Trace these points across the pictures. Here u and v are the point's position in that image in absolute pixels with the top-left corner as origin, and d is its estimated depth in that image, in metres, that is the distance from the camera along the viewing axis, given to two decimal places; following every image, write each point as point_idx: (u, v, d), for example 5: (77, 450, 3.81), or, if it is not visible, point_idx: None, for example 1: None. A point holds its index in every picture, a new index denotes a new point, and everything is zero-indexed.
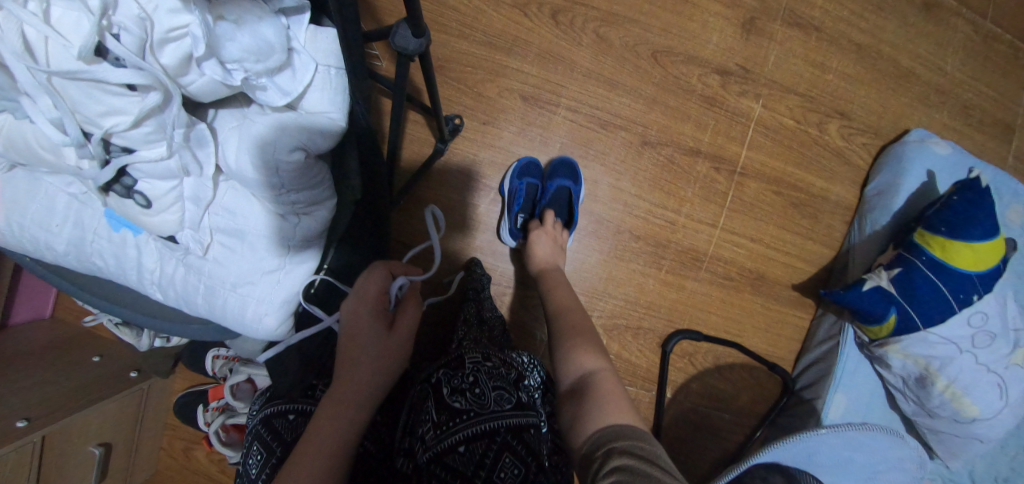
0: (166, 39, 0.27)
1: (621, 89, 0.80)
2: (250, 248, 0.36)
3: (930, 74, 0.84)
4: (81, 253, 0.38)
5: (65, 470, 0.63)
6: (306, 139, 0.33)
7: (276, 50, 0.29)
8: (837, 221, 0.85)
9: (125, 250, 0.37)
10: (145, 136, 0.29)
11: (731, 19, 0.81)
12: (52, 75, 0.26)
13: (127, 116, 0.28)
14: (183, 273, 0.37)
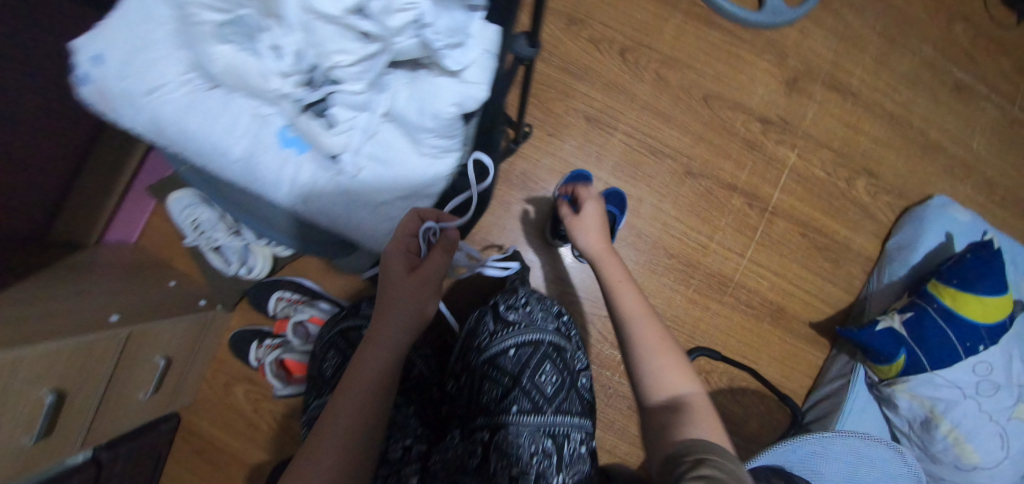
0: (400, 8, 0.36)
1: (672, 123, 0.92)
2: (389, 172, 0.49)
3: (956, 150, 0.92)
4: (252, 162, 0.48)
5: (133, 369, 0.71)
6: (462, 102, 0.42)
7: (469, 35, 0.39)
8: (858, 270, 0.92)
9: (292, 164, 0.49)
10: (359, 73, 0.41)
11: (777, 77, 0.92)
12: (314, 17, 0.37)
13: (355, 55, 0.39)
14: (335, 186, 0.49)
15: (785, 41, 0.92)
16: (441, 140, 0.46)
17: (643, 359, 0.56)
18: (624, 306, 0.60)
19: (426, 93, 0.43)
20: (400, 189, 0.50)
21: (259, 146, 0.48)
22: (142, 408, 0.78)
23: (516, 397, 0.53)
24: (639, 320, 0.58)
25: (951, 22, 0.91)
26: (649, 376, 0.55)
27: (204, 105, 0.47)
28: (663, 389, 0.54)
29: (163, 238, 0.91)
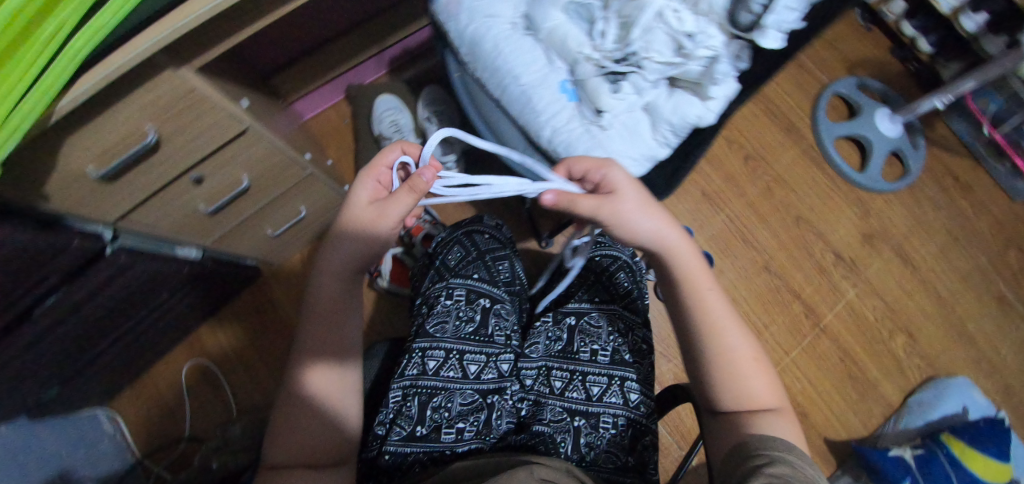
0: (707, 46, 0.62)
1: (766, 225, 1.09)
2: (621, 139, 0.68)
3: (987, 347, 1.05)
4: (534, 91, 0.69)
5: (285, 202, 0.85)
6: (701, 115, 0.65)
7: (729, 77, 0.63)
8: (878, 411, 1.02)
9: (560, 105, 0.69)
10: (655, 69, 0.64)
11: (857, 226, 1.10)
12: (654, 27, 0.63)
13: (662, 58, 0.63)
14: (581, 130, 0.68)
15: (872, 204, 1.12)
16: (671, 133, 0.67)
17: (724, 376, 0.53)
18: (702, 318, 0.54)
19: (681, 100, 0.66)
20: (630, 152, 0.67)
21: (544, 85, 0.70)
22: (261, 240, 0.90)
23: (596, 291, 0.74)
24: (724, 334, 0.54)
25: (1005, 246, 1.10)
26: (727, 390, 0.53)
27: (527, 47, 0.71)
28: (744, 401, 0.52)
29: (327, 126, 1.05)
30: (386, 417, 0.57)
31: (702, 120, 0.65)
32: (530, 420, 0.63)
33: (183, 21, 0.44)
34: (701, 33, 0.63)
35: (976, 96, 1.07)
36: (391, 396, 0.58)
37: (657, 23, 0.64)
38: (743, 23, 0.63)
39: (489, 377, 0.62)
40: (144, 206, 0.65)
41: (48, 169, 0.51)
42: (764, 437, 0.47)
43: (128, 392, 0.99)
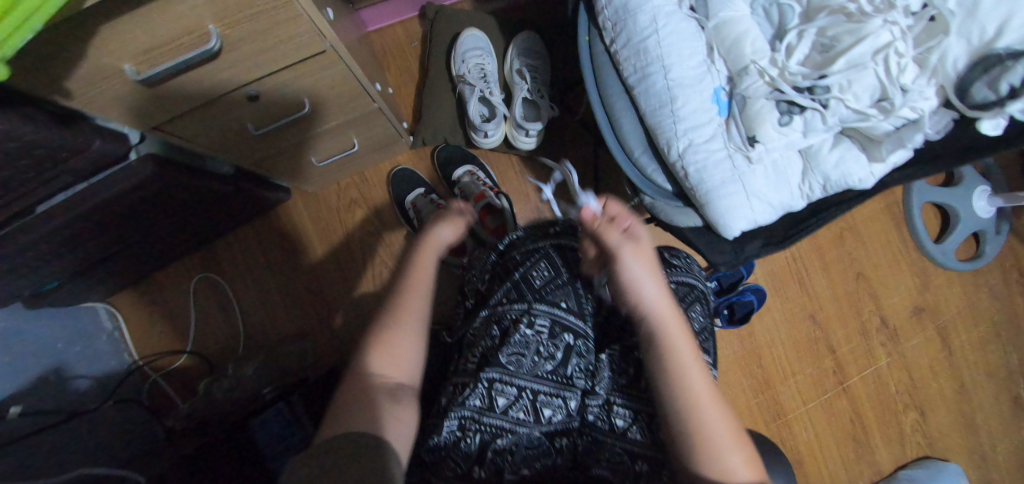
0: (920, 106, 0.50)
1: (826, 274, 1.03)
2: (764, 179, 0.57)
3: (987, 441, 1.07)
4: (682, 92, 0.57)
5: (337, 134, 0.72)
6: (864, 179, 0.54)
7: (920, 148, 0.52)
8: (866, 475, 1.04)
9: (707, 119, 0.57)
10: (840, 111, 0.53)
11: (912, 297, 1.06)
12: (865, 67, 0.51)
13: (856, 105, 0.52)
14: (724, 158, 0.57)
15: (934, 277, 1.07)
16: (820, 188, 0.57)
17: (708, 457, 0.42)
18: (694, 388, 0.44)
19: (850, 153, 0.55)
20: (767, 197, 0.57)
21: (696, 90, 0.57)
22: (301, 167, 0.78)
23: None
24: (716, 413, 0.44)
25: None
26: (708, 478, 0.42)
27: (691, 37, 0.58)
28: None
29: (392, 44, 0.89)
30: (440, 445, 0.52)
31: (863, 186, 0.54)
32: (589, 460, 0.53)
33: None
34: (917, 85, 0.50)
35: None
36: (448, 425, 0.52)
37: (867, 60, 0.52)
38: (967, 91, 0.48)
39: (551, 417, 0.54)
40: (184, 118, 0.51)
41: (73, 64, 0.37)
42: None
43: (128, 289, 0.92)
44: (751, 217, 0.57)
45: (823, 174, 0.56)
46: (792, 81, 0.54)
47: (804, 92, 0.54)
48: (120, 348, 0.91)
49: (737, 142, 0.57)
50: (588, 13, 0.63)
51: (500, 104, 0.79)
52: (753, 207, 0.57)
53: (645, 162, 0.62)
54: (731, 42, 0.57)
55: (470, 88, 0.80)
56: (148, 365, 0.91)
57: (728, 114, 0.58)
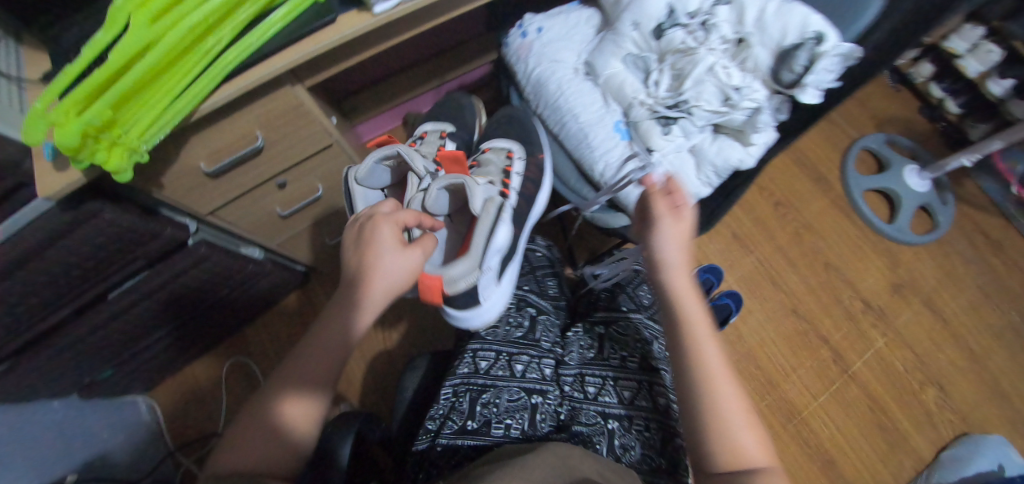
0: (752, 98, 0.67)
1: (794, 268, 1.12)
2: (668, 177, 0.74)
3: (1022, 408, 1.04)
4: (589, 130, 0.77)
5: (343, 216, 0.93)
6: (742, 161, 0.71)
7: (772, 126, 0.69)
8: (908, 464, 1.00)
9: (612, 144, 0.76)
10: (703, 115, 0.71)
11: (885, 277, 1.13)
12: (706, 82, 0.69)
13: (712, 107, 0.70)
14: (631, 168, 0.75)
15: (900, 256, 1.14)
16: (714, 175, 0.73)
17: (709, 422, 0.47)
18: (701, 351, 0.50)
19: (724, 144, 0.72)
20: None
21: (598, 127, 0.77)
22: (322, 247, 0.98)
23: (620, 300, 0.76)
24: (722, 387, 0.48)
25: None
26: (707, 442, 0.46)
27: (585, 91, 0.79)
28: (730, 459, 0.45)
29: (385, 149, 1.14)
30: (437, 414, 0.62)
31: (744, 164, 0.71)
32: (568, 422, 0.62)
33: (313, 48, 0.57)
34: (748, 86, 0.68)
35: (1007, 155, 1.14)
36: (443, 394, 0.64)
37: (707, 75, 0.69)
38: (786, 78, 0.66)
39: (531, 378, 0.67)
40: (231, 204, 0.73)
41: (168, 161, 0.59)
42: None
43: (173, 382, 1.04)
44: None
45: (711, 163, 0.73)
46: (663, 103, 0.73)
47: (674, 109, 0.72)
48: (157, 437, 1.00)
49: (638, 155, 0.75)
50: (516, 92, 0.86)
51: None
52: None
53: (581, 187, 0.80)
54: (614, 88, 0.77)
55: None
56: (180, 451, 0.99)
57: (629, 137, 0.77)
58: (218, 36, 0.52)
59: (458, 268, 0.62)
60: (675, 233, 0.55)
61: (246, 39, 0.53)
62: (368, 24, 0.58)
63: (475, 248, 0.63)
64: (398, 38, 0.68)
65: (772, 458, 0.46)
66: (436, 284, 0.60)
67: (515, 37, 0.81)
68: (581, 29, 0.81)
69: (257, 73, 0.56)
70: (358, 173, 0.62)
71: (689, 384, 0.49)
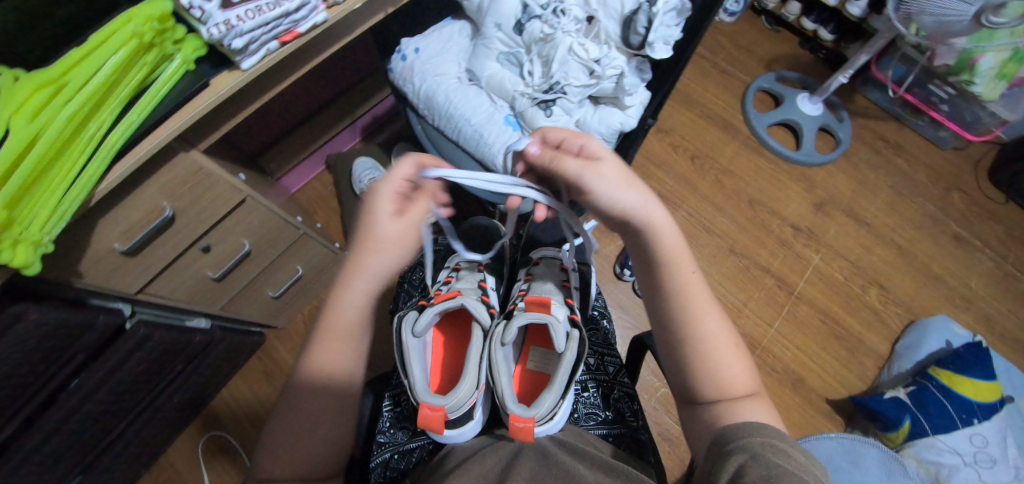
0: (613, 66, 0.79)
1: (724, 212, 1.19)
2: None
3: (956, 284, 1.11)
4: (482, 128, 0.83)
5: (280, 266, 0.95)
6: (624, 123, 0.83)
7: (640, 86, 0.81)
8: (870, 363, 1.05)
9: (506, 134, 0.83)
10: (577, 91, 0.82)
11: (807, 198, 1.20)
12: (571, 63, 0.80)
13: (582, 82, 0.81)
14: None
15: (814, 176, 1.22)
16: (603, 141, 0.84)
17: (699, 356, 0.48)
18: (680, 285, 0.49)
19: (603, 112, 0.84)
20: None
21: (490, 123, 0.84)
22: (266, 303, 0.99)
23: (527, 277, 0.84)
24: (706, 314, 0.49)
25: (948, 191, 1.20)
26: (700, 374, 0.47)
27: (469, 93, 0.85)
28: (718, 389, 0.47)
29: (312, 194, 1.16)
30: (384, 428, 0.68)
31: (625, 125, 0.83)
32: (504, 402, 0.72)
33: (192, 114, 0.59)
34: (606, 56, 0.79)
35: (879, 66, 1.21)
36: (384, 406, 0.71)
37: (569, 56, 0.80)
38: (635, 42, 0.78)
39: None
40: (157, 279, 0.74)
41: (80, 248, 0.60)
42: (733, 429, 0.42)
43: (147, 478, 1.01)
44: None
45: (597, 131, 0.84)
46: (541, 89, 0.83)
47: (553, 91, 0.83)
48: None
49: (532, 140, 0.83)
50: (412, 112, 0.90)
51: None
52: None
53: None
54: (495, 87, 0.85)
55: None
56: None
57: (521, 127, 0.85)
58: (98, 121, 0.53)
59: (546, 407, 0.55)
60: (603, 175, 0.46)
61: (126, 117, 0.54)
62: (241, 80, 0.62)
63: (556, 382, 0.57)
64: (277, 87, 0.73)
65: (751, 374, 0.49)
66: (530, 432, 0.52)
67: (396, 62, 0.86)
68: (453, 41, 0.88)
69: (144, 147, 0.56)
70: (419, 324, 0.60)
71: (672, 317, 0.49)
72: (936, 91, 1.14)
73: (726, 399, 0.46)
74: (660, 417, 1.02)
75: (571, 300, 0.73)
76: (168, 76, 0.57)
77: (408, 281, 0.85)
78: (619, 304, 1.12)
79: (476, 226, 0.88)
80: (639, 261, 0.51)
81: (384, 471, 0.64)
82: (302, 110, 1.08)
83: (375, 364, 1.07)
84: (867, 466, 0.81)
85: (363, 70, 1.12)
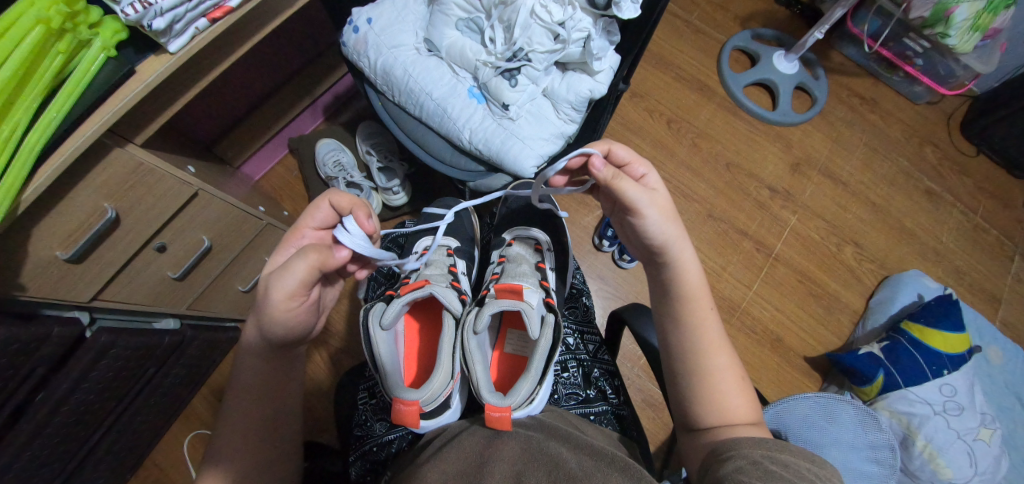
0: (577, 29, 0.75)
1: (701, 177, 1.17)
2: (535, 126, 0.80)
3: (928, 237, 1.13)
4: (445, 102, 0.79)
5: (246, 261, 0.91)
6: (593, 89, 0.80)
7: (608, 49, 0.77)
8: (845, 320, 1.08)
9: (470, 108, 0.80)
10: (542, 58, 0.78)
11: (784, 159, 1.19)
12: (534, 28, 0.76)
13: (547, 47, 0.78)
14: (496, 126, 0.79)
15: (791, 136, 1.21)
16: (573, 110, 0.81)
17: (703, 390, 0.50)
18: (694, 323, 0.53)
19: (572, 81, 0.80)
20: (541, 135, 0.80)
21: (452, 96, 0.79)
22: (236, 297, 0.95)
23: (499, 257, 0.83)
24: (715, 351, 0.52)
25: (922, 145, 1.20)
26: (704, 403, 0.50)
27: (428, 65, 0.80)
28: (723, 418, 0.49)
29: (277, 181, 1.10)
30: (363, 420, 0.69)
31: (594, 92, 0.80)
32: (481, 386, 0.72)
33: (120, 106, 0.54)
34: (571, 19, 0.75)
35: (855, 20, 1.18)
36: (361, 397, 0.71)
37: (532, 21, 0.76)
38: (601, 2, 0.73)
39: None
40: (114, 283, 0.71)
41: (16, 258, 0.56)
42: (733, 441, 0.45)
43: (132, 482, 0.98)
44: (539, 152, 0.79)
45: (566, 100, 0.81)
46: (505, 58, 0.79)
47: (517, 59, 0.79)
48: None
49: (499, 113, 0.80)
50: (370, 88, 0.85)
51: (362, 181, 1.00)
52: (535, 147, 0.79)
53: (456, 159, 0.83)
54: (457, 57, 0.80)
55: (337, 181, 1.00)
56: None
57: (486, 100, 0.81)
58: (13, 122, 0.48)
59: (522, 395, 0.55)
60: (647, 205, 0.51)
61: (45, 115, 0.49)
62: (170, 64, 0.57)
63: (532, 369, 0.57)
64: (216, 71, 0.67)
65: (757, 412, 0.51)
66: (506, 421, 0.51)
67: (348, 35, 0.81)
68: (409, 10, 0.83)
69: (70, 146, 0.52)
70: (386, 317, 0.58)
71: (685, 353, 0.52)
72: (911, 45, 1.12)
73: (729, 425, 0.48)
74: (643, 384, 1.04)
75: (546, 281, 0.72)
76: (86, 63, 0.52)
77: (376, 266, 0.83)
78: (599, 275, 1.12)
79: (444, 206, 0.86)
80: (666, 299, 0.55)
81: (363, 463, 0.65)
82: (256, 92, 1.01)
83: (355, 352, 1.06)
84: (843, 420, 0.83)
85: (318, 45, 1.05)
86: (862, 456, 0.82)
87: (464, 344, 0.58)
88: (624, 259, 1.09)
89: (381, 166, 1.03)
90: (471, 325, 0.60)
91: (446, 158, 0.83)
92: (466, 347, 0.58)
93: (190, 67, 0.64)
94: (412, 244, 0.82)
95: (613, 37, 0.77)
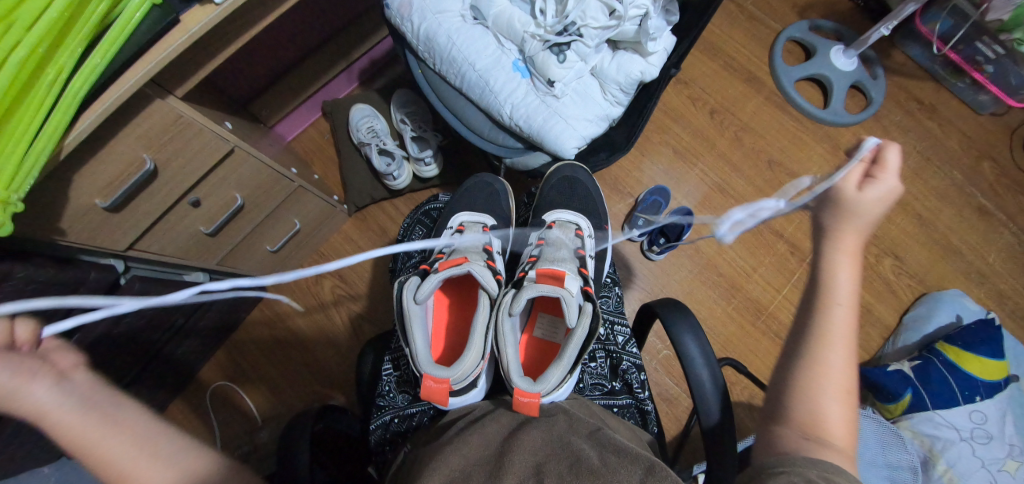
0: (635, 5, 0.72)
1: (740, 173, 1.13)
2: (581, 106, 0.77)
3: (973, 257, 1.08)
4: (488, 73, 0.75)
5: (276, 222, 0.91)
6: (645, 71, 0.76)
7: (665, 30, 0.74)
8: (875, 334, 1.04)
9: (514, 81, 0.76)
10: (594, 34, 0.75)
11: (829, 162, 1.14)
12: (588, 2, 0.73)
13: (600, 23, 0.74)
14: (540, 103, 0.76)
15: (839, 137, 1.15)
16: (620, 92, 0.78)
17: (809, 387, 0.43)
18: (819, 307, 0.46)
19: (622, 59, 0.76)
20: (585, 115, 0.77)
21: (496, 67, 0.76)
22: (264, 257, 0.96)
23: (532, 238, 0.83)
24: (836, 354, 0.44)
25: (979, 159, 1.13)
26: (803, 403, 0.43)
27: (473, 32, 0.77)
28: (813, 428, 0.42)
29: (308, 143, 1.10)
30: (386, 390, 0.69)
31: (645, 74, 0.76)
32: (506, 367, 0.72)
33: (164, 55, 0.53)
34: None
35: (924, 19, 1.11)
36: (385, 368, 0.71)
37: None
38: None
39: None
40: (149, 233, 0.71)
41: (57, 204, 0.56)
42: (802, 452, 0.40)
43: None
44: (581, 133, 0.76)
45: (615, 80, 0.77)
46: (554, 30, 0.75)
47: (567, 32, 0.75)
48: None
49: (544, 89, 0.76)
50: (410, 54, 0.82)
51: (394, 149, 0.99)
52: (578, 127, 0.76)
53: (494, 134, 0.80)
54: (505, 28, 0.77)
55: (369, 147, 0.99)
56: None
57: (530, 74, 0.78)
58: (58, 64, 0.47)
59: (553, 382, 0.55)
60: (847, 204, 0.47)
61: (89, 60, 0.48)
62: (215, 15, 0.55)
63: (564, 357, 0.56)
64: (260, 24, 0.65)
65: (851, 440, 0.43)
66: (534, 407, 0.52)
67: None
68: None
69: (112, 95, 0.51)
70: (421, 291, 0.58)
71: (800, 341, 0.46)
72: (983, 49, 1.06)
73: (817, 434, 0.42)
74: (658, 377, 1.03)
75: (583, 268, 0.71)
76: (131, 10, 0.50)
77: (406, 238, 0.82)
78: (625, 265, 1.10)
79: (478, 182, 0.84)
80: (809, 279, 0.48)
81: (385, 431, 0.66)
82: (293, 51, 0.99)
83: (375, 319, 1.07)
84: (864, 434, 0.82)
85: (358, 4, 1.01)
86: (881, 473, 0.80)
87: (498, 326, 0.58)
88: (653, 250, 1.06)
89: (414, 136, 1.01)
90: (507, 308, 0.60)
91: (484, 132, 0.80)
92: (499, 329, 0.58)
93: (234, 19, 0.62)
94: (445, 218, 0.80)
95: (671, 17, 0.74)
